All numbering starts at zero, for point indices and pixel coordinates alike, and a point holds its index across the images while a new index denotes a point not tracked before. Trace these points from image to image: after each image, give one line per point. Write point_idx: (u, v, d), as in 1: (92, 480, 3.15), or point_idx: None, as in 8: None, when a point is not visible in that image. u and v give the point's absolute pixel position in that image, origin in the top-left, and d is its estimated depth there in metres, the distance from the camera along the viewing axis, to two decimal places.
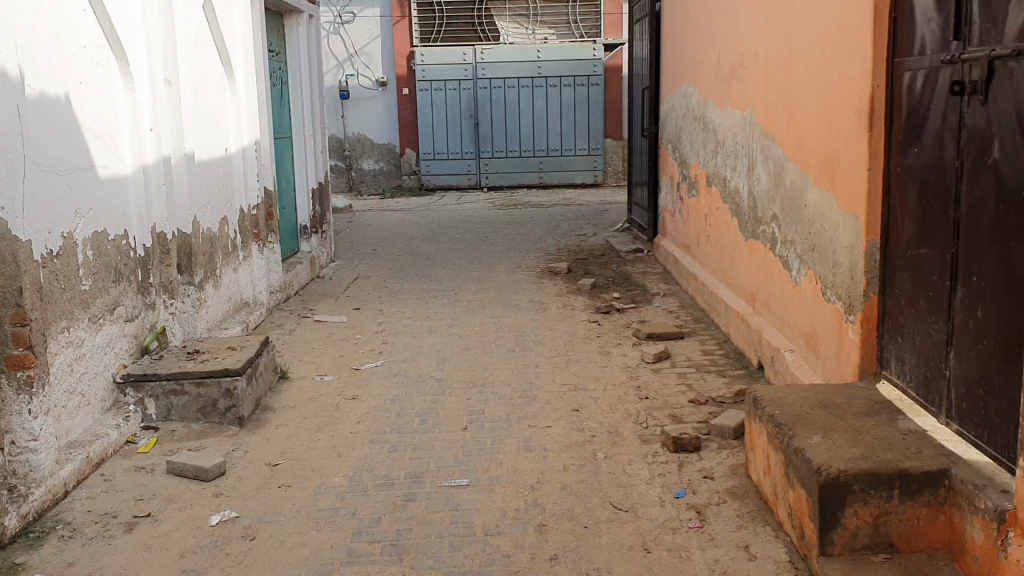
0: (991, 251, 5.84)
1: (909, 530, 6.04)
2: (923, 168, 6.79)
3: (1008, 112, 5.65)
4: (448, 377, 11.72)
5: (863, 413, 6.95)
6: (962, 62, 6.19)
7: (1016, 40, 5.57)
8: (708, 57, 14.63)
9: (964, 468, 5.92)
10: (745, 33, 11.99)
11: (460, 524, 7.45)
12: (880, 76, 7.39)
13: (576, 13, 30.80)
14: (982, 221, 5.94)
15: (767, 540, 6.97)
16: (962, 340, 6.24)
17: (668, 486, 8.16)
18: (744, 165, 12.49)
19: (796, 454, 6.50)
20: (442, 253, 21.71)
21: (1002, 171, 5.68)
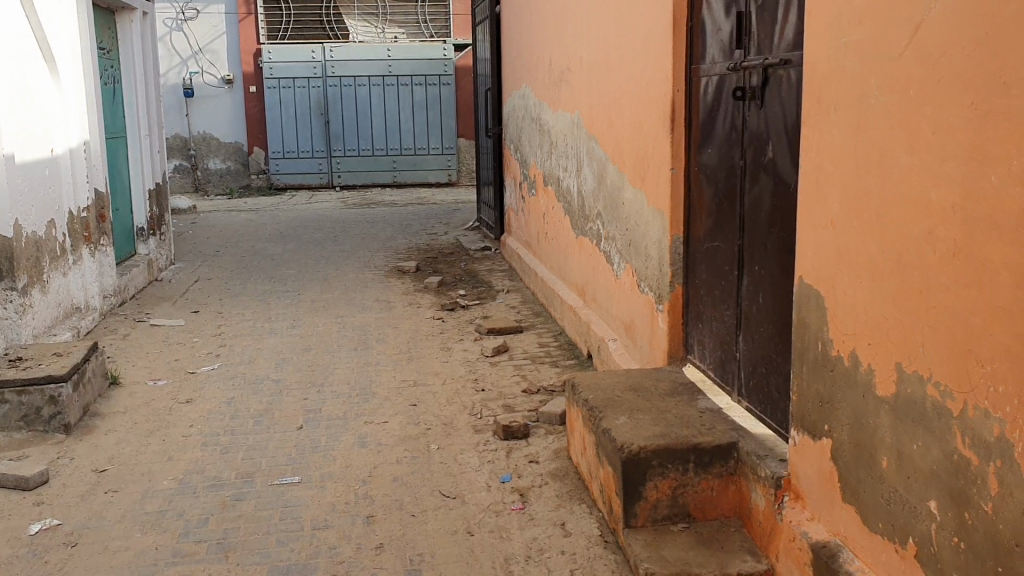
0: (768, 243, 6.41)
1: (703, 500, 6.57)
2: (716, 168, 7.36)
3: (778, 116, 6.21)
4: (286, 378, 11.75)
5: (667, 394, 7.49)
6: (743, 70, 6.73)
7: (785, 50, 6.09)
8: (543, 60, 15.08)
9: (749, 441, 6.50)
10: (572, 38, 12.48)
11: (288, 520, 7.57)
12: (680, 83, 7.93)
13: (425, 13, 30.98)
14: (761, 215, 6.51)
15: (581, 517, 7.41)
16: (748, 325, 6.83)
17: (495, 472, 8.52)
18: (574, 164, 13.02)
19: (603, 435, 6.95)
20: (288, 253, 21.52)
21: (775, 170, 6.25)
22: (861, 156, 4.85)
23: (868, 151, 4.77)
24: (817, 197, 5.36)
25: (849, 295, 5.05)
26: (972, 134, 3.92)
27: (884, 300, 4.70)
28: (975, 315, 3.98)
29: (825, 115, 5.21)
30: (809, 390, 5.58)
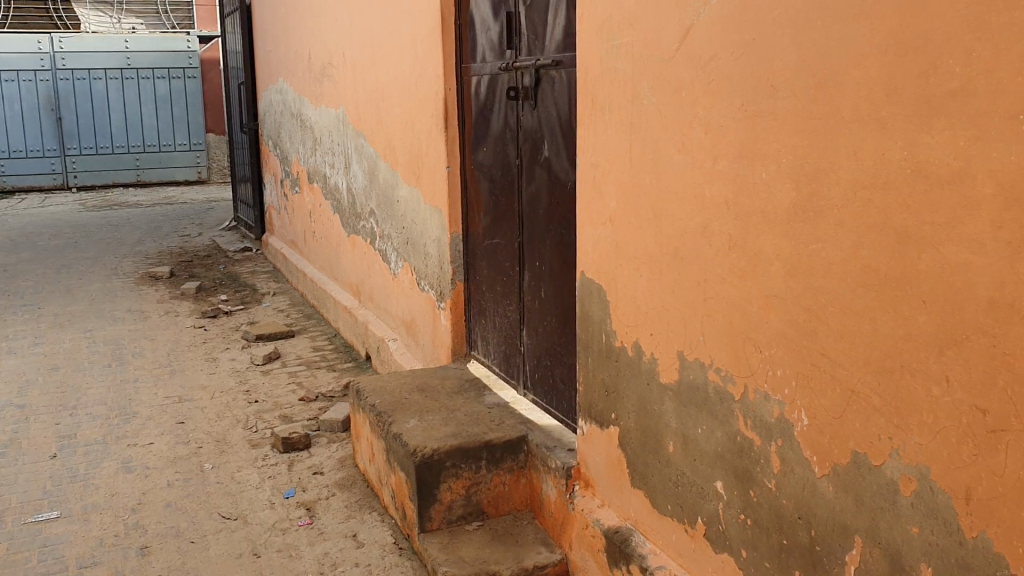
0: (547, 238, 6.53)
1: (496, 496, 6.61)
2: (492, 165, 7.41)
3: (553, 114, 6.32)
4: (32, 402, 10.68)
5: (453, 393, 7.47)
6: (516, 69, 6.79)
7: (555, 51, 6.19)
8: (301, 55, 14.67)
9: (538, 434, 6.61)
10: (333, 33, 12.21)
11: (49, 561, 6.88)
12: (451, 81, 7.91)
13: (166, 3, 29.34)
14: (539, 211, 6.62)
15: (373, 526, 7.26)
16: (531, 319, 6.95)
17: (278, 487, 8.16)
18: (341, 161, 12.75)
19: (393, 439, 6.83)
20: (23, 263, 19.63)
21: (551, 168, 6.37)
22: (637, 154, 5.00)
23: (644, 149, 4.93)
24: (595, 194, 5.50)
25: (631, 287, 5.20)
26: (742, 133, 4.12)
27: (664, 291, 4.88)
28: (751, 303, 4.18)
29: (600, 114, 5.34)
30: (596, 380, 5.72)
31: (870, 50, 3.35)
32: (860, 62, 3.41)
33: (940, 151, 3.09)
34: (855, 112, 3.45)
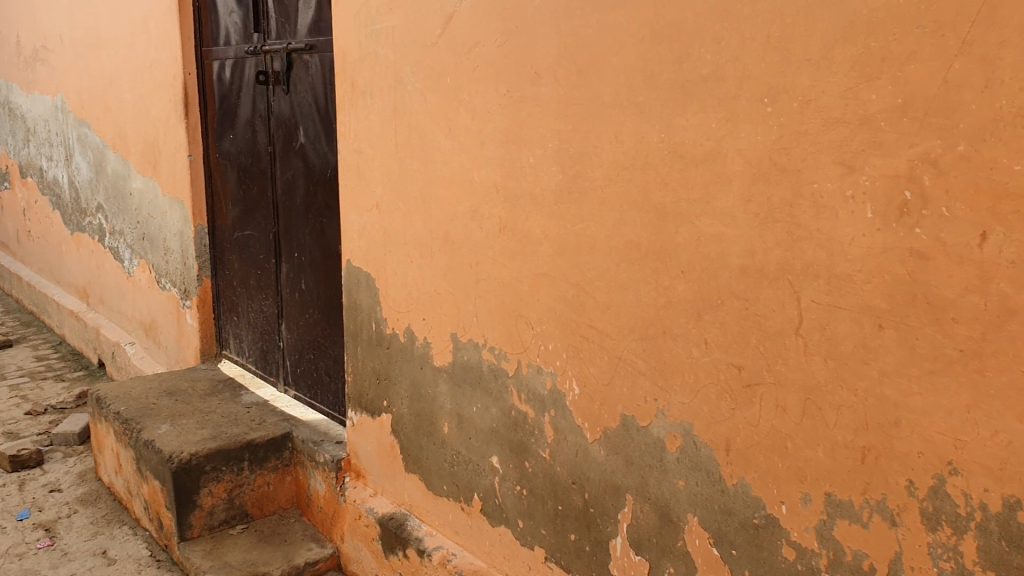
0: (306, 229, 6.41)
1: (261, 496, 6.40)
2: (241, 154, 7.15)
3: (307, 101, 6.20)
4: None
5: (208, 394, 7.14)
6: (264, 54, 6.57)
7: (307, 35, 6.05)
8: (8, 37, 13.35)
9: (303, 429, 6.48)
10: (46, 14, 11.23)
11: None
12: (190, 64, 7.51)
13: None
14: (295, 200, 6.47)
15: (125, 541, 6.80)
16: (291, 312, 6.80)
17: (8, 509, 7.41)
18: (60, 153, 11.76)
19: (144, 447, 6.40)
20: None
21: (307, 155, 6.25)
22: (402, 140, 5.02)
23: (408, 135, 4.96)
24: (358, 181, 5.47)
25: (399, 273, 5.22)
26: (507, 118, 4.26)
27: (433, 274, 4.94)
28: (522, 282, 4.32)
29: (361, 101, 5.31)
30: (365, 368, 5.70)
31: (627, 39, 3.58)
32: (618, 49, 3.63)
33: (695, 132, 3.34)
34: (615, 98, 3.66)
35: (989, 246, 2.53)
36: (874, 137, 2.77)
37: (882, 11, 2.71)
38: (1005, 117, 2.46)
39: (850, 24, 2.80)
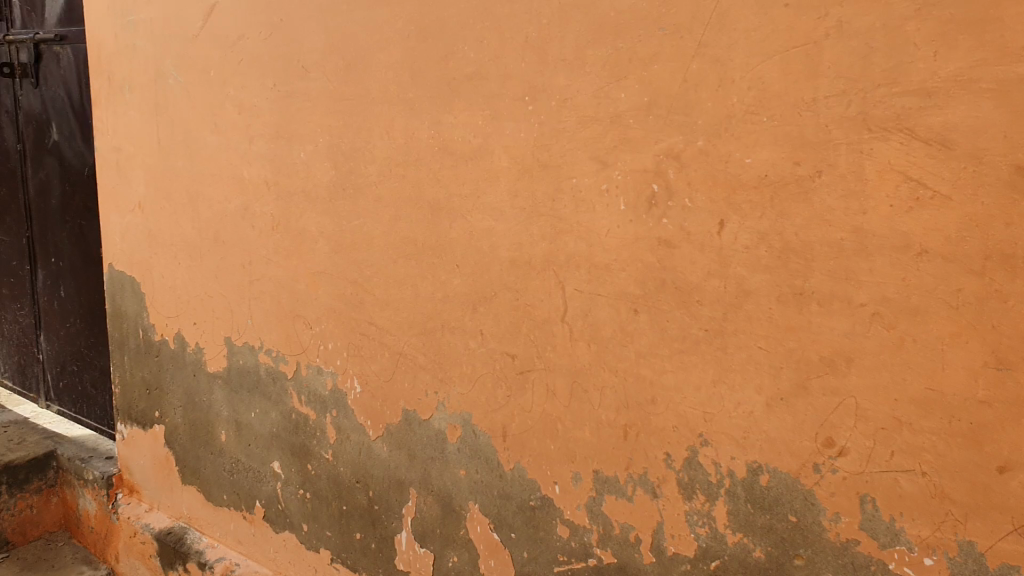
0: (63, 232, 5.99)
1: (23, 521, 5.98)
2: None
3: (59, 95, 5.79)
4: None
5: None
6: (8, 44, 6.07)
7: (56, 25, 5.64)
8: None
9: (68, 446, 6.08)
10: None
11: None
12: None
13: None
14: (50, 202, 6.04)
15: None
16: (50, 322, 6.36)
17: None
18: None
19: None
20: None
21: (62, 153, 5.84)
22: (167, 137, 4.80)
23: (173, 132, 4.75)
24: (121, 181, 5.18)
25: (168, 277, 5.00)
26: (276, 115, 4.17)
27: (205, 278, 4.75)
28: (297, 282, 4.25)
29: (121, 96, 5.04)
30: (135, 379, 5.42)
31: (393, 36, 3.60)
32: (384, 46, 3.64)
33: (461, 129, 3.41)
34: (384, 95, 3.67)
35: (727, 233, 2.73)
36: (625, 133, 2.93)
37: (627, 14, 2.87)
38: (735, 114, 2.67)
39: (600, 26, 2.95)
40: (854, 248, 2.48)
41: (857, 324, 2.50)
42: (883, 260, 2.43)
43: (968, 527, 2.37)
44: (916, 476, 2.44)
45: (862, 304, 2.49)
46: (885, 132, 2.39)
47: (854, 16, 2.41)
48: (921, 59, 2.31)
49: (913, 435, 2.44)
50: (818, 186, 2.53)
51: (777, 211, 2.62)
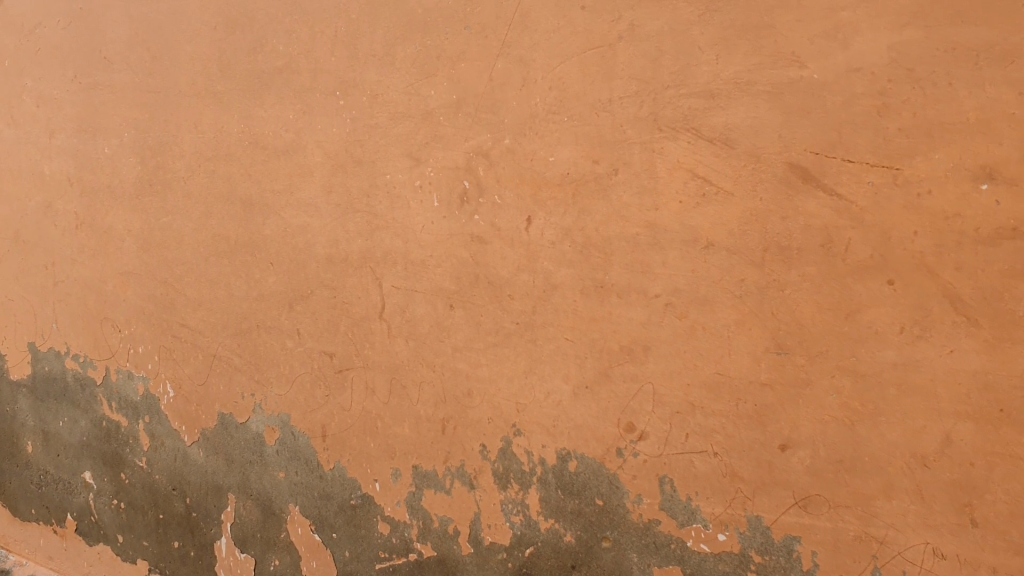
0: None
1: None
2: None
3: None
4: None
5: None
6: None
7: None
8: None
9: None
10: None
11: None
12: None
13: None
14: None
15: None
16: None
17: None
18: None
19: None
20: None
21: None
22: None
23: None
24: None
25: None
26: (78, 106, 3.97)
27: (2, 280, 4.43)
28: (104, 283, 4.00)
29: None
30: None
31: (201, 28, 3.50)
32: (192, 37, 3.53)
33: (272, 124, 3.30)
34: (193, 87, 3.55)
35: (534, 229, 2.80)
36: (435, 131, 2.93)
37: (435, 12, 2.89)
38: (539, 113, 2.74)
39: (408, 23, 2.95)
40: (649, 242, 2.60)
41: (653, 314, 2.62)
42: (675, 253, 2.56)
43: (755, 502, 2.52)
44: (708, 455, 2.59)
45: (657, 295, 2.61)
46: (674, 132, 2.52)
47: (645, 20, 2.53)
48: (706, 62, 2.44)
49: (705, 418, 2.58)
50: (615, 183, 2.64)
51: (579, 207, 2.71)
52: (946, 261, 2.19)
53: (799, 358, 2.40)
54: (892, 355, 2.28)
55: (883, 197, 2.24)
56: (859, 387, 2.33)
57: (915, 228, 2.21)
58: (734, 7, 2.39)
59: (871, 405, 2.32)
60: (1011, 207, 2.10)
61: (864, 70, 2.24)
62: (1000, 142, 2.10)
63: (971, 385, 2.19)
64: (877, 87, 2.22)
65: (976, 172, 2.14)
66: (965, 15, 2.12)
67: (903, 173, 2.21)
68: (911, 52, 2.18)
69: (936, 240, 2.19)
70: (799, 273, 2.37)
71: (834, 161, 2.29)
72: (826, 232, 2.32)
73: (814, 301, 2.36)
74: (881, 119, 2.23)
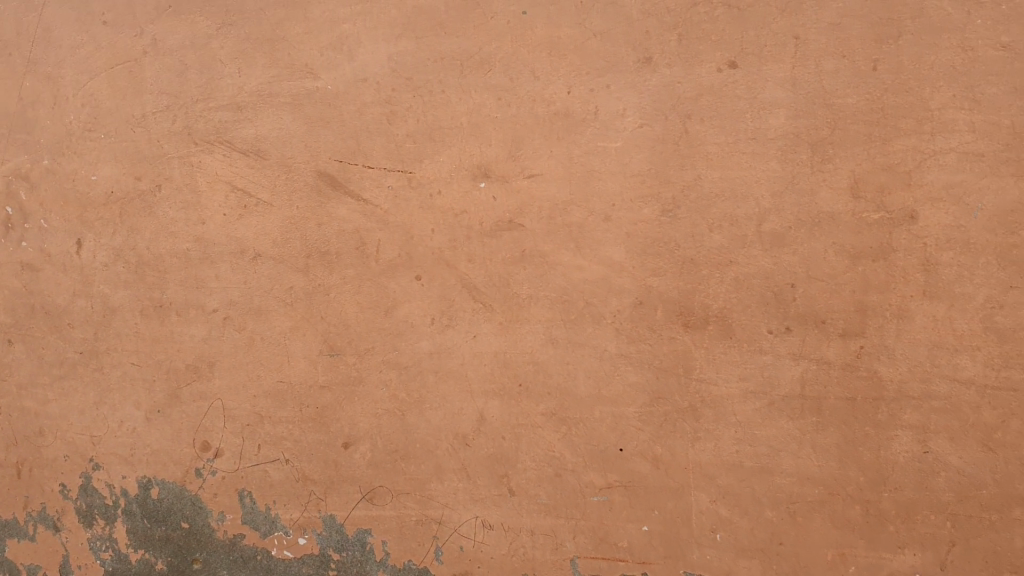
0: None
1: None
2: None
3: None
4: None
5: None
6: None
7: None
8: None
9: None
10: None
11: None
12: None
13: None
14: None
15: None
16: None
17: None
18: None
19: None
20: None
21: None
22: None
23: None
24: None
25: None
26: None
27: None
28: None
29: None
30: None
31: None
32: None
33: None
34: None
35: (85, 252, 2.55)
36: None
37: None
38: (73, 132, 2.56)
39: None
40: (199, 256, 2.49)
41: (213, 329, 2.48)
42: (225, 265, 2.47)
43: (328, 501, 2.42)
44: (281, 463, 2.44)
45: (215, 309, 2.48)
46: (209, 144, 2.48)
47: (166, 34, 2.50)
48: (228, 75, 2.47)
49: (274, 426, 2.45)
50: (159, 200, 2.51)
51: (128, 227, 2.53)
52: (459, 254, 2.34)
53: (349, 357, 2.41)
54: (426, 345, 2.37)
55: (401, 199, 2.37)
56: (403, 378, 2.38)
57: (432, 226, 2.36)
58: (246, 21, 2.45)
59: (414, 395, 2.37)
60: (505, 202, 2.31)
61: (369, 79, 2.38)
62: (489, 142, 2.31)
63: (494, 364, 2.33)
64: (382, 96, 2.37)
65: (474, 172, 2.32)
66: (447, 25, 2.33)
67: (415, 176, 2.36)
68: (407, 62, 2.36)
69: (450, 236, 2.35)
70: (339, 276, 2.42)
71: (356, 167, 2.39)
72: (357, 235, 2.40)
73: (356, 301, 2.41)
74: (390, 125, 2.37)
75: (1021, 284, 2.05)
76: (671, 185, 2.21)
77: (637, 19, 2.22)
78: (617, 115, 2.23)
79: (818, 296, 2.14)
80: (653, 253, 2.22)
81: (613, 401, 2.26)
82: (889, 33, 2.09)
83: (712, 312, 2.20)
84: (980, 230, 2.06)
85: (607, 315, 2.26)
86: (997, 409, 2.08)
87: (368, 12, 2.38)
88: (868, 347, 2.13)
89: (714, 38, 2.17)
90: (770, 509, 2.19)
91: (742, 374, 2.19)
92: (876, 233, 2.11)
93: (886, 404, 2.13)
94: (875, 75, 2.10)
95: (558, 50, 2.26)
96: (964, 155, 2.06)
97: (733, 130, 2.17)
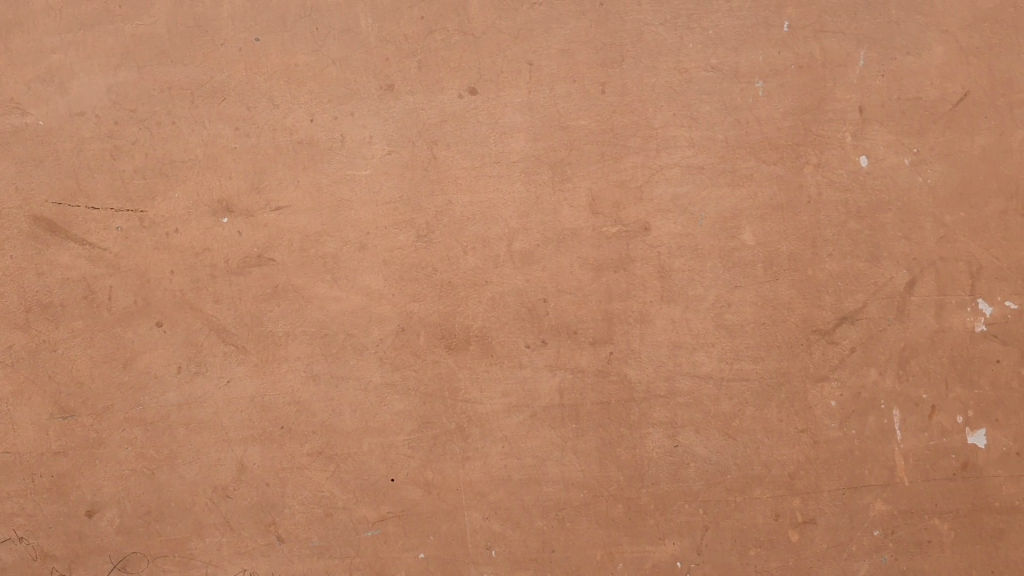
0: None
1: None
2: None
3: None
4: None
5: None
6: None
7: None
8: None
9: None
10: None
11: None
12: None
13: None
14: None
15: None
16: None
17: None
18: None
19: None
20: None
21: None
22: None
23: None
24: None
25: None
26: None
27: None
28: None
29: None
30: None
31: None
32: None
33: None
34: None
35: None
36: None
37: None
38: None
39: None
40: None
41: None
42: None
43: None
44: (14, 543, 2.19)
45: None
46: None
47: None
48: None
49: (3, 502, 2.20)
50: None
51: None
52: (204, 295, 2.21)
53: (86, 418, 2.21)
54: (174, 396, 2.21)
55: (132, 241, 2.21)
56: (150, 434, 2.21)
57: (171, 267, 2.21)
58: None
59: (165, 450, 2.21)
60: (251, 236, 2.21)
61: (87, 114, 2.21)
62: (230, 176, 2.21)
63: (252, 409, 2.22)
64: (103, 130, 2.21)
65: (215, 207, 2.21)
66: (171, 54, 2.21)
67: (147, 215, 2.21)
68: (129, 93, 2.21)
69: (192, 277, 2.21)
70: (67, 329, 2.21)
71: (77, 209, 2.21)
72: (85, 284, 2.21)
73: (88, 356, 2.21)
74: (114, 162, 2.21)
75: (744, 283, 2.22)
76: (422, 210, 2.21)
77: (375, 46, 2.21)
78: (363, 143, 2.22)
79: (568, 308, 2.22)
80: (410, 279, 2.22)
81: (380, 431, 2.22)
82: (612, 57, 2.22)
83: (472, 332, 2.22)
84: (705, 235, 2.22)
85: (370, 345, 2.22)
86: (733, 399, 2.22)
87: (81, 41, 2.22)
88: (617, 353, 2.23)
89: (452, 65, 2.21)
90: (539, 518, 2.23)
91: (504, 390, 2.22)
92: (615, 245, 2.22)
93: (637, 404, 2.23)
94: (602, 97, 2.22)
95: (296, 78, 2.22)
96: (687, 168, 2.22)
97: (477, 154, 2.22)
